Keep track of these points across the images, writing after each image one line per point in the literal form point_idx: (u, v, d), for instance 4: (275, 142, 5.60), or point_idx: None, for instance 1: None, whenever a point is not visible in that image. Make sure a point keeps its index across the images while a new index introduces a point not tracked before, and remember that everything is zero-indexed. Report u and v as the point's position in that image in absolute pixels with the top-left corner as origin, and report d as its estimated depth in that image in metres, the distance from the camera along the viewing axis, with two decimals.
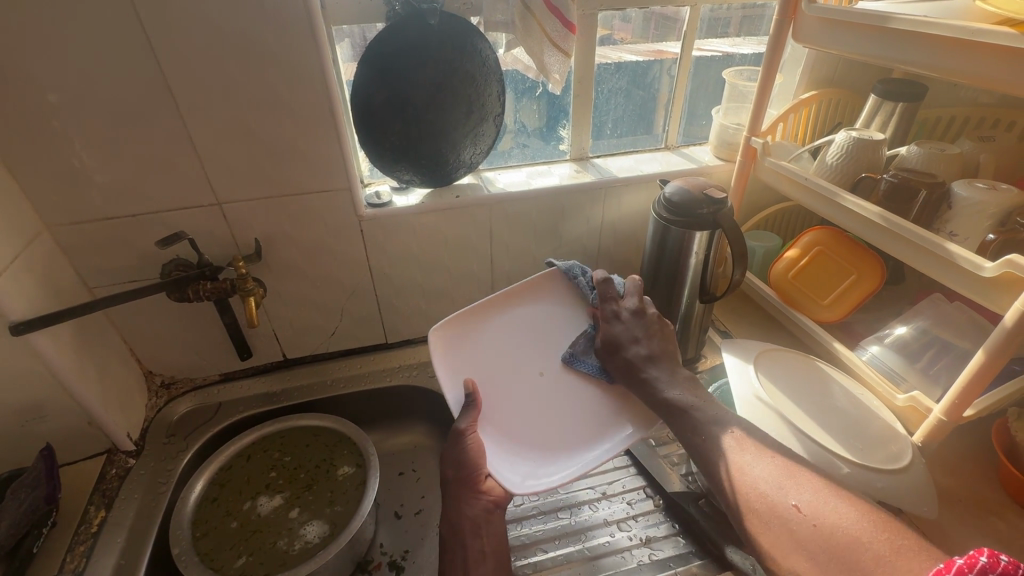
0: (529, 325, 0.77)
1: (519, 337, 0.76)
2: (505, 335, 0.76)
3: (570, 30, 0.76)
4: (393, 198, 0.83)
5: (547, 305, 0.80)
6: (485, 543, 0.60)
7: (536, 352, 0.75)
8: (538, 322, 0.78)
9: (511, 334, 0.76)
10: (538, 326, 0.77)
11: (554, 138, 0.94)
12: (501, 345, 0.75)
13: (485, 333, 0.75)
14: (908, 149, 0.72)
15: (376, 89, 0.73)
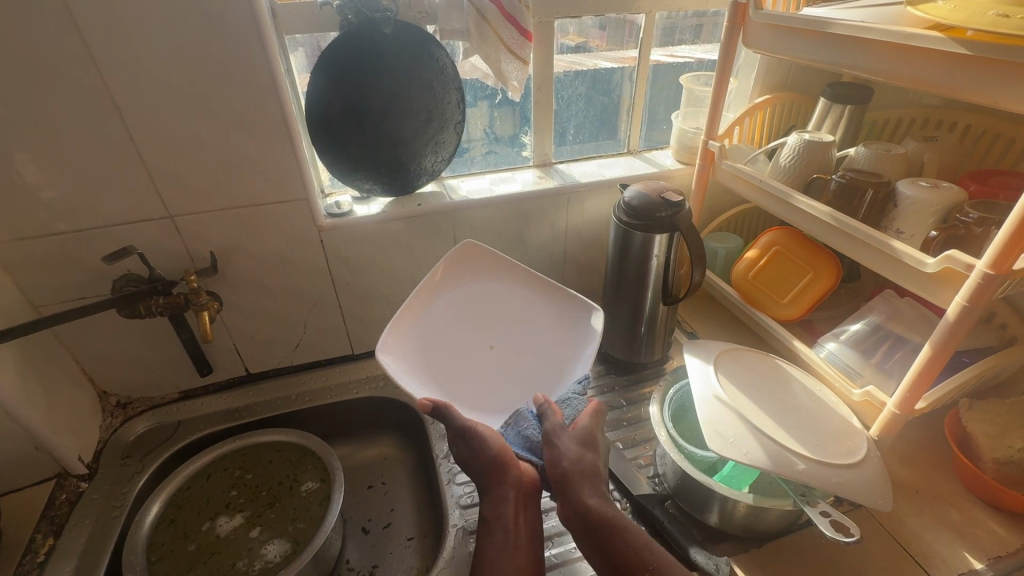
0: (479, 298, 0.79)
1: (461, 312, 0.77)
2: (441, 324, 0.75)
3: (526, 37, 0.76)
4: (354, 208, 0.82)
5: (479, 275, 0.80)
6: (518, 535, 0.59)
7: (472, 331, 0.76)
8: (490, 287, 0.80)
9: (452, 315, 0.76)
10: (472, 304, 0.78)
11: (518, 144, 0.94)
12: (442, 338, 0.74)
13: (428, 327, 0.74)
14: (856, 150, 0.74)
15: (331, 98, 0.72)
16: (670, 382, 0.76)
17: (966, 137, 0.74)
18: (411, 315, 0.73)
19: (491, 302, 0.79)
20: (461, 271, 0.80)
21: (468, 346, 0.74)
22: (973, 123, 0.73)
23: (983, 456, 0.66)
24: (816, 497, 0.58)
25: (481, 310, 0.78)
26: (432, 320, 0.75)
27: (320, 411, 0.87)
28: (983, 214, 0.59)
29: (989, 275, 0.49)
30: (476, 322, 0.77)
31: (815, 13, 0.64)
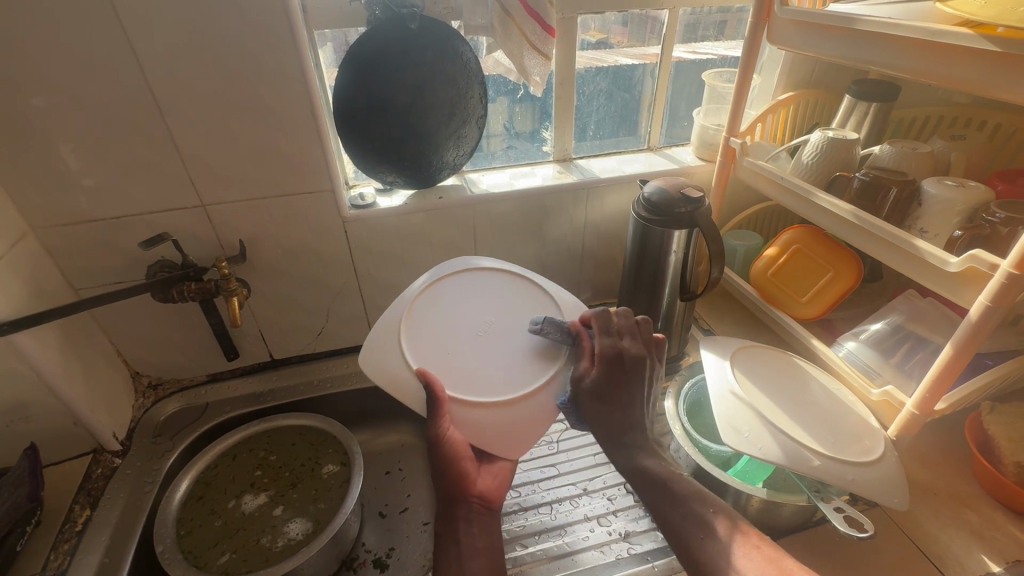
0: (442, 319, 0.68)
1: (439, 330, 0.67)
2: (436, 325, 0.67)
3: (549, 32, 0.77)
4: (377, 200, 0.84)
5: (425, 315, 0.68)
6: (476, 543, 0.60)
7: (464, 318, 0.68)
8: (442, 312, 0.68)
9: (440, 319, 0.68)
10: (449, 335, 0.66)
11: (538, 139, 0.95)
12: (449, 328, 0.67)
13: (424, 330, 0.66)
14: (881, 148, 0.73)
15: (356, 91, 0.74)
16: (685, 377, 0.77)
17: (995, 136, 0.73)
18: (428, 343, 0.65)
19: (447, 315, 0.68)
20: (421, 323, 0.67)
21: (468, 329, 0.67)
22: (1003, 122, 0.72)
23: (1004, 459, 0.65)
24: (829, 494, 0.59)
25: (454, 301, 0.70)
26: (432, 329, 0.67)
27: (341, 398, 0.89)
28: (1009, 214, 0.58)
29: (1014, 275, 0.49)
30: (455, 323, 0.68)
31: (841, 10, 0.63)
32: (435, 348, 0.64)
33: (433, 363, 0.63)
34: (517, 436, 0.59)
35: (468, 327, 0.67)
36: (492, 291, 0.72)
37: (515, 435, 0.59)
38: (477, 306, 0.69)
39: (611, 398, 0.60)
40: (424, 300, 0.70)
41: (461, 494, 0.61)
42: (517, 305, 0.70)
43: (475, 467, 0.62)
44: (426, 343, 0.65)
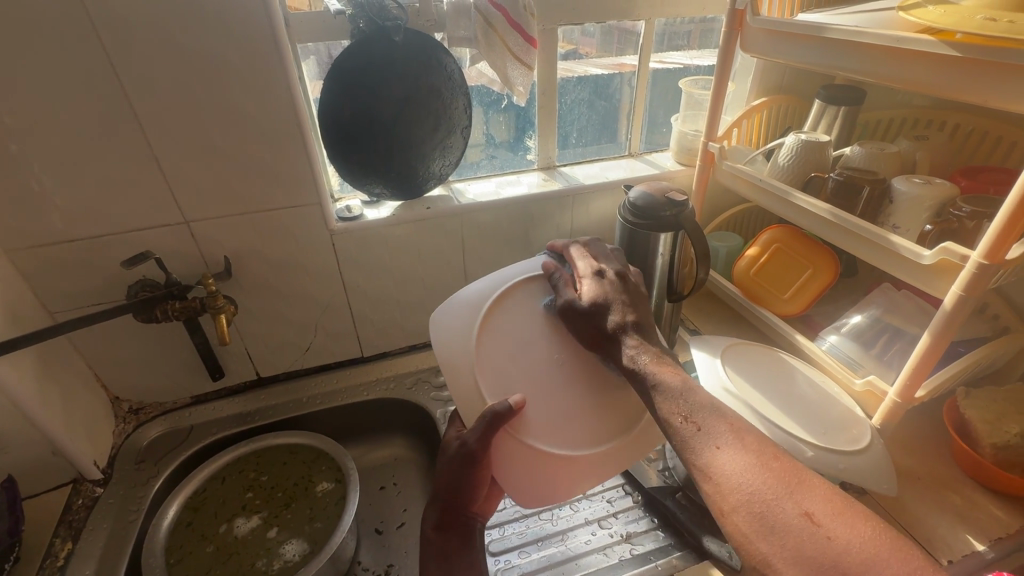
0: (534, 330, 0.63)
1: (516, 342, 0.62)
2: (514, 337, 0.63)
3: (531, 44, 0.78)
4: (364, 212, 0.83)
5: (514, 320, 0.64)
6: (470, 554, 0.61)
7: (550, 335, 0.63)
8: (528, 323, 0.64)
9: (524, 326, 0.64)
10: (534, 352, 0.62)
11: (522, 148, 0.96)
12: (528, 341, 0.63)
13: (507, 334, 0.63)
14: (851, 150, 0.76)
15: (342, 105, 0.74)
16: None
17: (955, 135, 0.77)
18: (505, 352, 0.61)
19: (528, 334, 0.63)
20: (506, 324, 0.63)
21: (546, 351, 0.62)
22: (961, 123, 0.76)
23: (981, 442, 0.68)
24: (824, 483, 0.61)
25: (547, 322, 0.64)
26: (513, 333, 0.63)
27: (333, 414, 0.88)
28: (975, 208, 0.61)
29: (984, 265, 0.52)
30: (540, 343, 0.63)
31: (810, 19, 0.67)
32: (512, 365, 0.61)
33: (502, 376, 0.60)
34: (569, 487, 0.58)
35: (548, 353, 0.62)
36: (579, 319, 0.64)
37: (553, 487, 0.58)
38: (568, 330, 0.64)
39: (595, 324, 0.60)
40: (530, 306, 0.65)
41: (463, 513, 0.62)
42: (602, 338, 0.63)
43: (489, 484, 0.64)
44: (498, 349, 0.62)
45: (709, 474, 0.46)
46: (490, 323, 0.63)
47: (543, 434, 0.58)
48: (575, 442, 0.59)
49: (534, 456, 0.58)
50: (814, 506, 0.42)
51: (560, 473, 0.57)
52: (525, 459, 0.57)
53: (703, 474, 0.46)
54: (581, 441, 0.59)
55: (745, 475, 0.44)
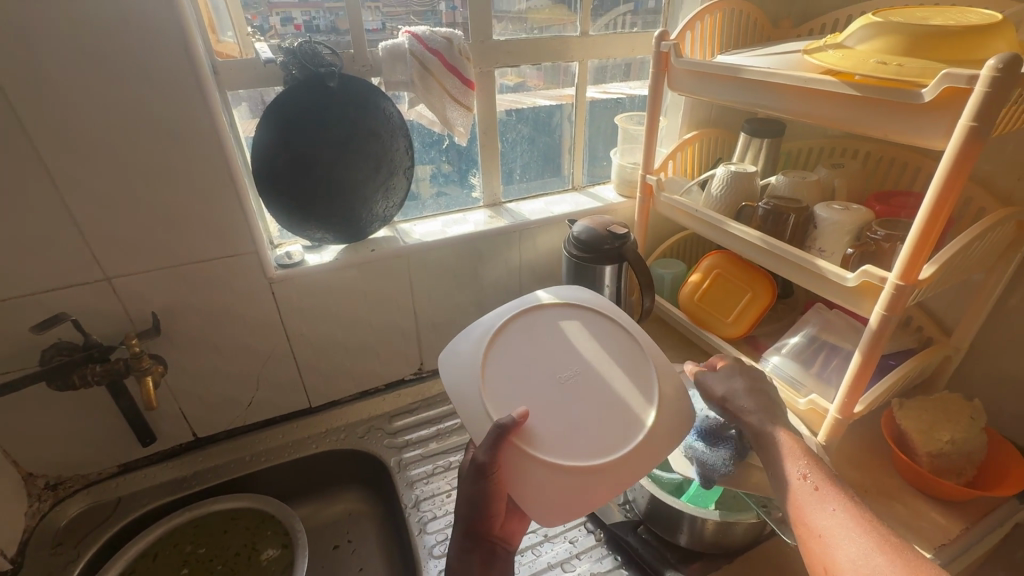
0: (542, 350, 0.62)
1: (524, 361, 0.60)
2: (521, 356, 0.61)
3: (468, 86, 0.80)
4: (305, 257, 0.81)
5: (521, 341, 0.62)
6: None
7: (557, 355, 0.62)
8: (537, 343, 0.62)
9: (532, 346, 0.62)
10: (542, 371, 0.60)
11: (467, 186, 0.97)
12: (536, 360, 0.61)
13: (516, 353, 0.61)
14: (776, 179, 0.80)
15: (277, 151, 0.72)
16: None
17: (867, 162, 0.83)
18: (511, 371, 0.59)
19: (536, 353, 0.61)
20: (515, 345, 0.62)
21: (552, 369, 0.60)
22: (872, 151, 0.82)
23: (919, 450, 0.71)
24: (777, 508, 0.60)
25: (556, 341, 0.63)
26: (521, 353, 0.61)
27: (279, 471, 0.83)
28: (889, 232, 0.65)
29: (901, 286, 0.56)
30: (547, 361, 0.61)
31: (728, 61, 0.71)
32: (521, 383, 0.58)
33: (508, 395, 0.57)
34: (582, 502, 0.52)
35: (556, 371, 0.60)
36: (585, 339, 0.63)
37: (568, 506, 0.52)
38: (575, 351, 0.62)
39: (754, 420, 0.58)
40: (538, 328, 0.64)
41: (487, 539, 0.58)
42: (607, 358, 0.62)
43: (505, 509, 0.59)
44: (505, 369, 0.59)
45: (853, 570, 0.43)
46: (495, 345, 0.61)
47: (555, 447, 0.54)
48: (588, 452, 0.54)
49: (551, 473, 0.53)
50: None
51: (567, 491, 0.52)
52: (535, 483, 0.52)
53: (848, 570, 0.43)
54: (595, 450, 0.54)
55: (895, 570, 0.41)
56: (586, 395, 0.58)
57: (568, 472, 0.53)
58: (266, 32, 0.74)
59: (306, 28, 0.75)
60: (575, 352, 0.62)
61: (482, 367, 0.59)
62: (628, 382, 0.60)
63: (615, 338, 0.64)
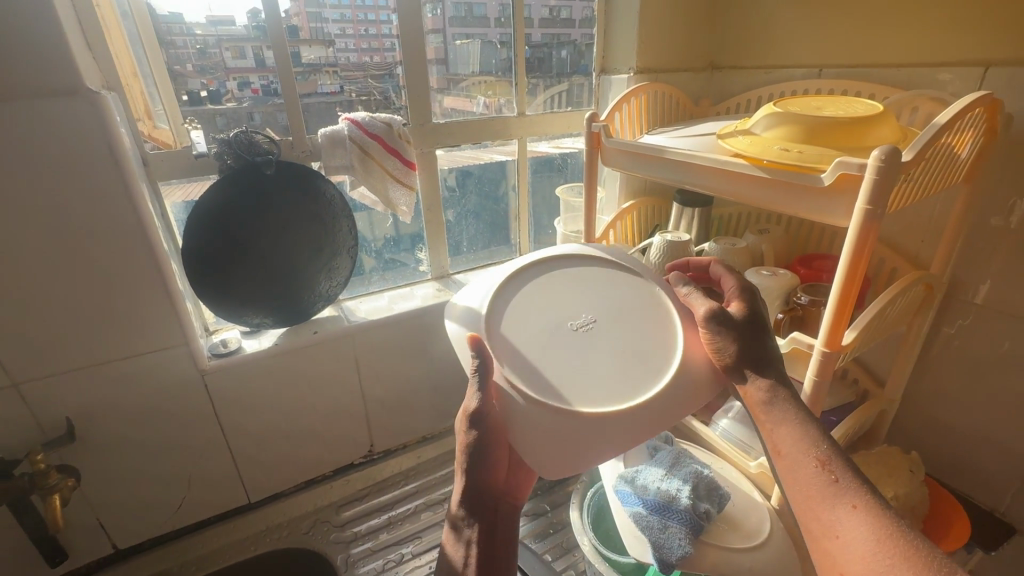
0: (552, 296, 0.60)
1: (530, 307, 0.59)
2: (530, 307, 0.59)
3: (408, 166, 0.81)
4: (241, 344, 0.77)
5: (530, 292, 0.61)
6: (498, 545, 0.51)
7: (568, 301, 0.60)
8: (547, 290, 0.61)
9: (544, 294, 0.61)
10: (550, 318, 0.58)
11: (413, 260, 0.97)
12: (543, 306, 0.59)
13: (525, 300, 0.60)
14: (709, 246, 0.84)
15: (209, 240, 0.70)
16: (586, 484, 0.77)
17: (790, 227, 0.89)
18: (517, 315, 0.58)
19: (546, 300, 0.60)
20: (523, 294, 0.61)
21: (560, 316, 0.58)
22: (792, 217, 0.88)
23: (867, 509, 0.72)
24: None
25: (569, 292, 0.61)
26: (529, 301, 0.60)
27: None
28: (812, 297, 0.70)
29: (827, 352, 0.58)
30: (556, 307, 0.59)
31: (653, 141, 0.76)
32: (526, 328, 0.57)
33: (512, 342, 0.55)
34: (579, 451, 0.49)
35: (565, 317, 0.58)
36: (600, 292, 0.61)
37: (567, 445, 0.50)
38: (588, 299, 0.60)
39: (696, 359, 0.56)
40: (550, 280, 0.62)
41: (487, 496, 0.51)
42: (622, 307, 0.59)
43: (505, 472, 0.52)
44: (510, 314, 0.58)
45: (840, 544, 0.42)
46: (501, 300, 0.60)
47: (556, 392, 0.52)
48: (590, 397, 0.52)
49: (546, 412, 0.50)
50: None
51: (563, 440, 0.50)
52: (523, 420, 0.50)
53: (833, 543, 0.42)
54: (600, 400, 0.52)
55: (884, 551, 0.39)
56: (597, 348, 0.56)
57: (564, 416, 0.50)
58: (221, 96, 0.73)
59: (264, 92, 0.75)
60: (588, 301, 0.60)
61: (489, 318, 0.58)
62: (643, 331, 0.58)
63: (636, 292, 0.61)
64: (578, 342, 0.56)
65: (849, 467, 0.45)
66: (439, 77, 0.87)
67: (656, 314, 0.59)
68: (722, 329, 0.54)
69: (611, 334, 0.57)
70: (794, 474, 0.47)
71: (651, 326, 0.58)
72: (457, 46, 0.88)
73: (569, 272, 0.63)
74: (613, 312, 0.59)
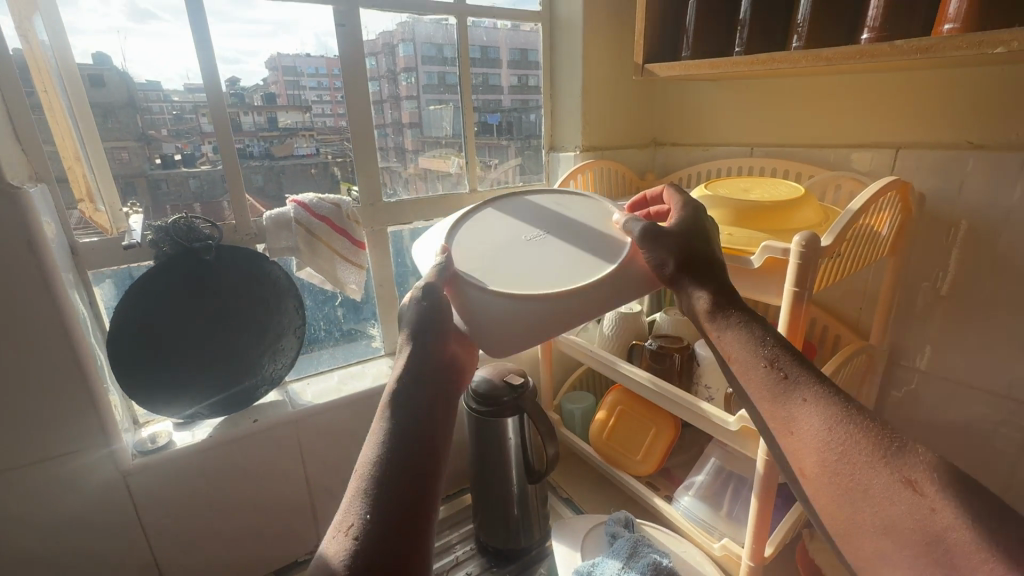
0: (509, 219, 0.61)
1: (489, 227, 0.60)
2: (489, 227, 0.60)
3: (359, 245, 0.82)
4: (172, 438, 0.73)
5: (489, 215, 0.62)
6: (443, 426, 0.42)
7: (523, 219, 0.61)
8: (504, 215, 0.62)
9: (501, 218, 0.61)
10: (506, 234, 0.59)
11: (366, 336, 0.95)
12: (500, 225, 0.60)
13: (484, 222, 0.61)
14: (660, 317, 0.85)
15: (141, 329, 0.67)
16: None
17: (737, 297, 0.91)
18: (476, 233, 0.59)
19: (504, 222, 0.61)
20: (483, 219, 0.61)
21: (516, 230, 0.59)
22: None
23: None
24: None
25: (525, 214, 0.61)
26: (490, 224, 0.60)
27: None
28: None
29: None
30: (513, 226, 0.60)
31: None
32: (484, 242, 0.57)
33: (472, 253, 0.56)
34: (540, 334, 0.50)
35: (521, 231, 0.59)
36: (555, 211, 0.62)
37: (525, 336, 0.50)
38: (544, 215, 0.61)
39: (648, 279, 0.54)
40: (506, 206, 0.63)
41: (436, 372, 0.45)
42: (576, 220, 0.60)
43: (455, 353, 0.49)
44: (470, 234, 0.59)
45: (796, 440, 0.41)
46: (463, 226, 0.60)
47: (511, 285, 0.52)
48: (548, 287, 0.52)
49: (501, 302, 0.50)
50: (920, 470, 0.34)
51: (505, 322, 0.50)
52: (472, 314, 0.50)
53: (789, 439, 0.41)
54: (543, 284, 0.52)
55: (834, 438, 0.38)
56: (545, 249, 0.56)
57: (522, 305, 0.50)
58: (196, 159, 0.74)
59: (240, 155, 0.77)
60: (544, 219, 0.60)
61: (445, 234, 0.59)
62: (596, 235, 0.58)
63: (589, 208, 0.62)
64: (533, 250, 0.56)
65: (796, 364, 0.43)
66: (413, 139, 0.91)
67: (607, 221, 0.59)
68: (662, 244, 0.52)
69: (566, 239, 0.57)
70: (746, 375, 0.45)
71: (603, 231, 0.58)
72: (430, 110, 0.92)
73: (525, 201, 0.64)
74: (563, 224, 0.60)
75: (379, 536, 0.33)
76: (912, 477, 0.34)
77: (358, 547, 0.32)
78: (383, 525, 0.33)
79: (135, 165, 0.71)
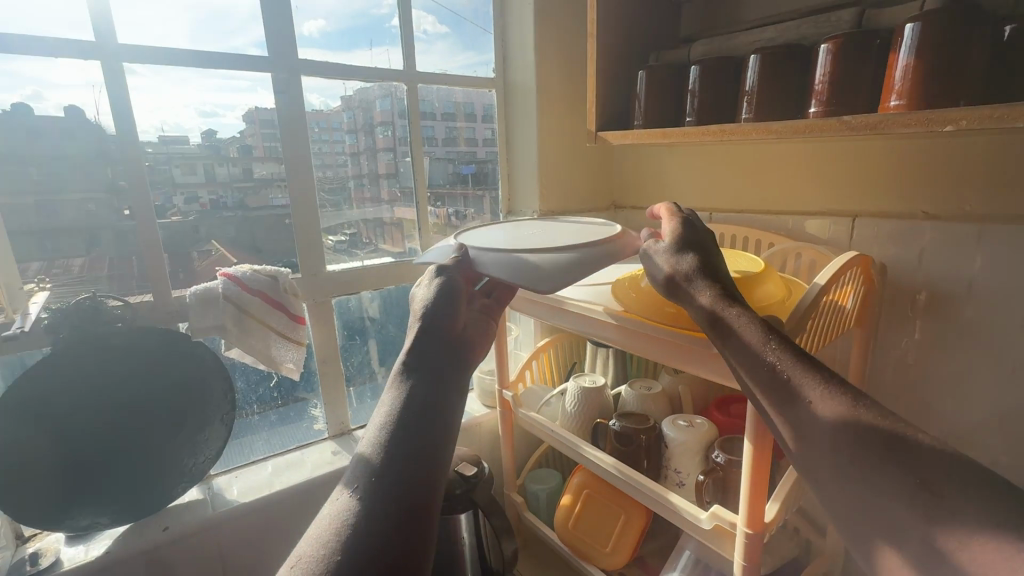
0: (501, 230, 0.67)
1: (489, 234, 0.65)
2: (489, 234, 0.65)
3: (297, 320, 0.75)
4: (60, 552, 0.63)
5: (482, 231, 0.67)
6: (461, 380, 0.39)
7: (517, 227, 0.68)
8: (494, 229, 0.68)
9: (493, 230, 0.67)
10: (509, 235, 0.64)
11: (307, 418, 0.87)
12: (499, 232, 0.66)
13: (482, 233, 0.66)
14: (625, 390, 0.80)
15: (29, 432, 0.59)
16: None
17: None
18: (479, 238, 0.64)
19: (500, 230, 0.67)
20: (477, 233, 0.67)
21: (516, 231, 0.66)
22: None
23: None
24: None
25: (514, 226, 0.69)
26: (488, 234, 0.66)
27: None
28: (728, 456, 0.63)
29: (750, 533, 0.52)
30: (509, 231, 0.66)
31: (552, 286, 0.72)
32: (493, 239, 0.63)
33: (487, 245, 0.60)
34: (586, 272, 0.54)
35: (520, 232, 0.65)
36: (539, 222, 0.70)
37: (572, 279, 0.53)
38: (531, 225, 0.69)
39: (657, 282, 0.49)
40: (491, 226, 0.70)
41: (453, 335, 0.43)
42: (560, 224, 0.69)
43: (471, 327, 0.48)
44: (475, 238, 0.64)
45: (806, 441, 0.36)
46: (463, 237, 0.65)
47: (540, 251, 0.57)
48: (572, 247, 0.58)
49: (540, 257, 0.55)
50: (943, 473, 0.29)
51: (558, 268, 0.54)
52: (525, 270, 0.54)
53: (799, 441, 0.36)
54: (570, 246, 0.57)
55: (850, 438, 0.33)
56: (548, 236, 0.62)
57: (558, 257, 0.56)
58: (167, 211, 0.71)
59: (213, 206, 0.74)
60: (531, 226, 0.68)
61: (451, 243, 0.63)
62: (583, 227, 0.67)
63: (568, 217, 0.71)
64: (543, 235, 0.62)
65: (805, 358, 0.37)
66: (389, 190, 0.90)
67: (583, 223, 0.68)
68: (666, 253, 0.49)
69: (561, 230, 0.65)
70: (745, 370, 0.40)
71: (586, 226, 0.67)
72: (405, 163, 0.91)
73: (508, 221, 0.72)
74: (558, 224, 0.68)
75: (363, 531, 0.28)
76: (936, 477, 0.29)
77: (360, 504, 0.30)
78: (370, 522, 0.29)
79: (101, 217, 0.67)
